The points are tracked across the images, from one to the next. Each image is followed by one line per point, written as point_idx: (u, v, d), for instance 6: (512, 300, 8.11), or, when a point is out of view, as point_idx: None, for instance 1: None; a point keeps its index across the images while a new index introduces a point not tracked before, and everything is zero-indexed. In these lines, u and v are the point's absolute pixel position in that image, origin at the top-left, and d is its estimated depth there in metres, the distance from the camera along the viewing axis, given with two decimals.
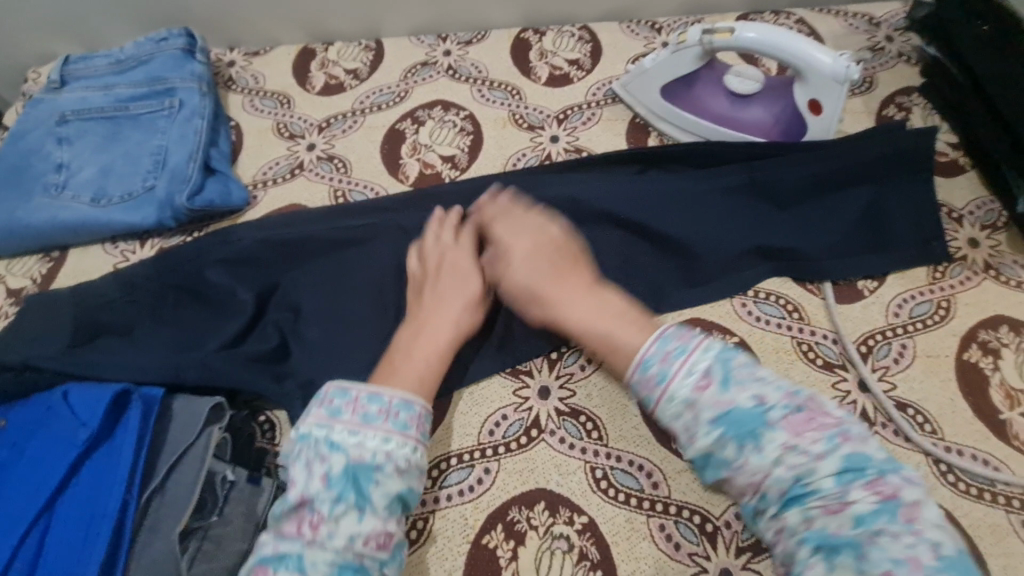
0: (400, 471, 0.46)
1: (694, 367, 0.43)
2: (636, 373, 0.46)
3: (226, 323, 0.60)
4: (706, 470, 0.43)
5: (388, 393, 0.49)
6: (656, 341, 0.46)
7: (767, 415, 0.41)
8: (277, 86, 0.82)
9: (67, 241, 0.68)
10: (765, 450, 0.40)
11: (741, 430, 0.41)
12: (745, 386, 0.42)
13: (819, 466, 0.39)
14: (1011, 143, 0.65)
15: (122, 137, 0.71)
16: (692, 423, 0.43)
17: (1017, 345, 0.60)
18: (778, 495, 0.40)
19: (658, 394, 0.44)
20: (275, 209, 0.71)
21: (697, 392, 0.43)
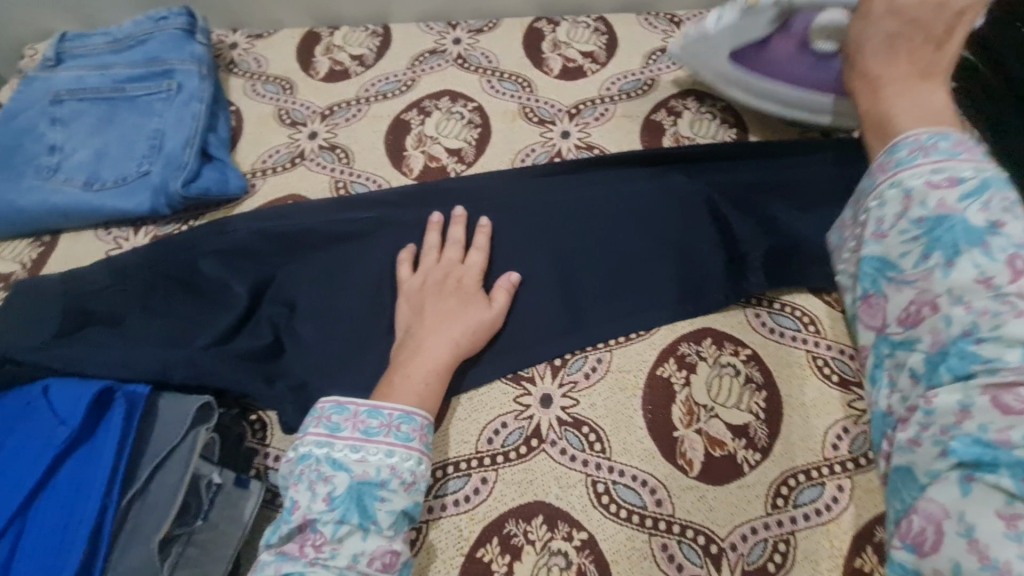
0: (406, 487, 0.45)
1: (946, 169, 0.35)
2: (889, 154, 0.38)
3: (219, 318, 0.58)
4: (870, 279, 0.38)
5: (388, 406, 0.48)
6: (923, 134, 0.37)
7: (981, 232, 0.33)
8: (280, 70, 0.79)
9: (57, 225, 0.66)
10: (954, 287, 0.33)
11: (942, 238, 0.34)
12: (988, 205, 0.33)
13: (1014, 326, 0.30)
14: None
15: (118, 120, 0.69)
16: (893, 218, 0.36)
17: None
18: (932, 342, 0.33)
19: (937, 189, 0.35)
20: (274, 199, 0.68)
21: (928, 187, 0.35)
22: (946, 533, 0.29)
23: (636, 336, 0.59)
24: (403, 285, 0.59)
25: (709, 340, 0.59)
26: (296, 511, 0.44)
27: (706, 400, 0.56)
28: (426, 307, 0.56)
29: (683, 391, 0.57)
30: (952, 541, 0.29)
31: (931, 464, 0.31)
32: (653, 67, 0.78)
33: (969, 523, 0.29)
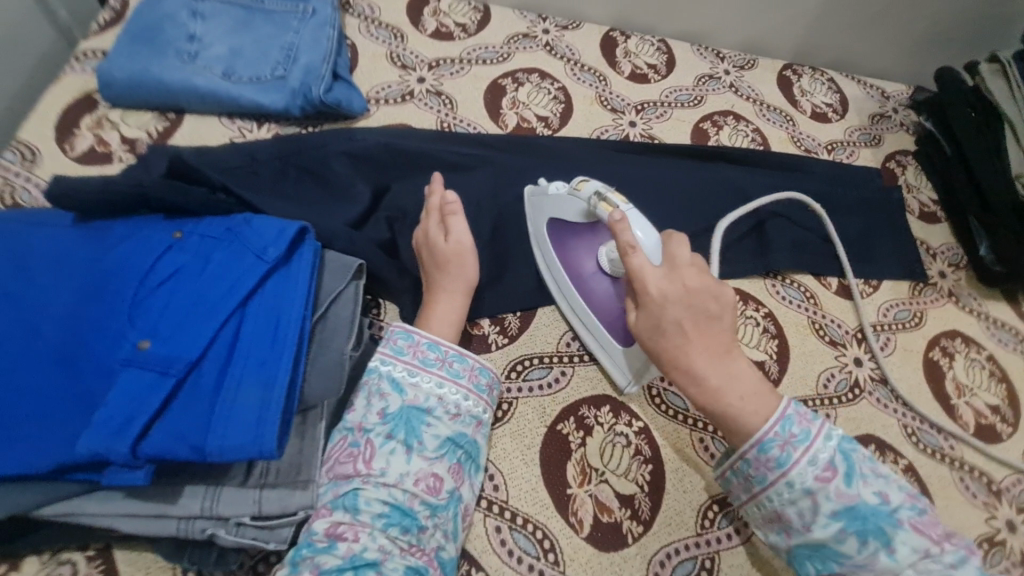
0: (870, 486, 0.47)
1: (818, 457, 0.47)
2: (751, 454, 0.48)
3: (346, 208, 0.67)
4: (811, 562, 0.48)
5: (446, 342, 0.53)
6: (778, 423, 0.48)
7: (889, 513, 0.46)
8: (392, 20, 0.89)
9: (188, 105, 0.71)
10: (896, 554, 0.45)
11: (867, 526, 0.45)
12: (866, 482, 0.47)
13: (899, 542, 0.45)
14: (980, 202, 0.83)
15: (254, 27, 0.75)
16: (810, 512, 0.47)
17: (966, 353, 0.77)
18: (855, 564, 0.46)
19: (774, 480, 0.48)
20: (387, 124, 0.78)
21: (817, 481, 0.46)
22: None
23: None
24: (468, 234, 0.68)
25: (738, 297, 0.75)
26: (351, 424, 0.49)
27: None
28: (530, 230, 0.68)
29: None
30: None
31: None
32: (702, 87, 0.95)
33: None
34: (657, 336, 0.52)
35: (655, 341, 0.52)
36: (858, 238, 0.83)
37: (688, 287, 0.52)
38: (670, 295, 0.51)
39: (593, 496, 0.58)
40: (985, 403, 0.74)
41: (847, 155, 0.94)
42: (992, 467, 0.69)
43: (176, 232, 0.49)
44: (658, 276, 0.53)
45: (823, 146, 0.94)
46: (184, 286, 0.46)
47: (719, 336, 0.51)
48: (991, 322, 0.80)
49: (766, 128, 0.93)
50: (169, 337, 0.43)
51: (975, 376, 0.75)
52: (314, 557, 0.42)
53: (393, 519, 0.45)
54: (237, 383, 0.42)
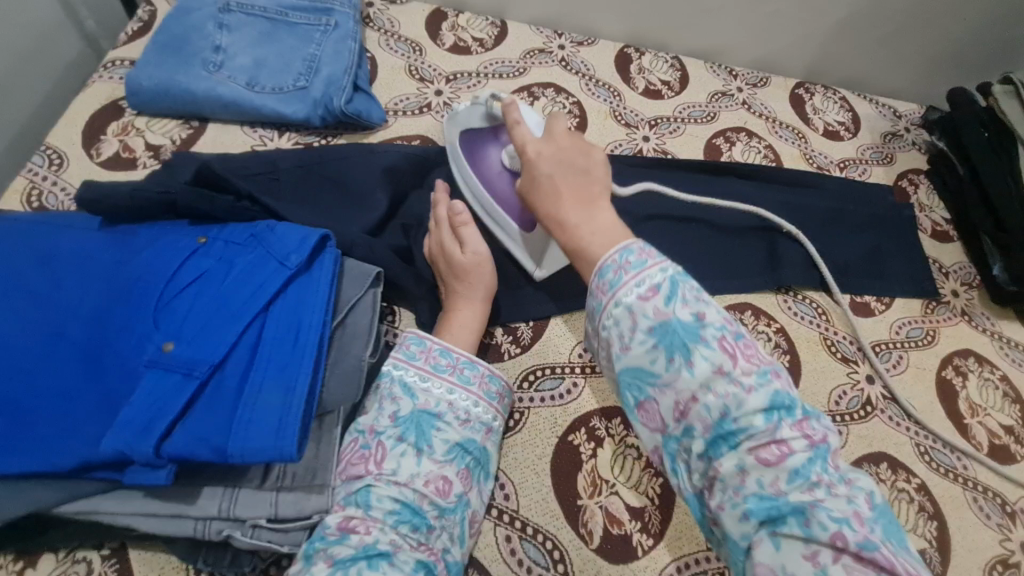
0: (689, 306, 0.45)
1: (645, 280, 0.45)
2: (593, 279, 0.47)
3: (364, 216, 0.68)
4: (634, 389, 0.46)
5: (457, 349, 0.53)
6: (619, 252, 0.47)
7: (702, 328, 0.44)
8: (411, 34, 0.91)
9: (212, 114, 0.73)
10: (695, 367, 0.43)
11: (675, 342, 0.44)
12: (686, 302, 0.45)
13: (750, 402, 0.42)
14: (993, 221, 0.83)
15: (277, 39, 0.78)
16: (628, 331, 0.45)
17: (979, 373, 0.77)
18: (704, 429, 0.43)
19: (605, 300, 0.46)
20: (404, 136, 0.79)
21: (641, 301, 0.45)
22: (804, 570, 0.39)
23: None
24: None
25: (750, 312, 0.75)
26: (364, 425, 0.49)
27: None
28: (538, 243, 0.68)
29: None
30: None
31: (742, 528, 0.42)
32: (715, 103, 0.96)
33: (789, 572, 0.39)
34: (576, 210, 0.51)
35: (534, 199, 0.54)
36: (871, 255, 0.83)
37: (557, 143, 0.55)
38: (547, 149, 0.55)
39: (604, 508, 0.58)
40: (999, 423, 0.73)
41: (860, 172, 0.94)
42: (1007, 489, 0.68)
43: (200, 238, 0.51)
44: (536, 138, 0.56)
45: (836, 163, 0.94)
46: (208, 289, 0.47)
47: (588, 186, 0.53)
48: (1005, 342, 0.80)
49: (779, 144, 0.94)
50: (194, 339, 0.44)
51: (988, 397, 0.75)
52: (326, 550, 0.42)
53: (404, 517, 0.45)
54: (258, 386, 0.43)
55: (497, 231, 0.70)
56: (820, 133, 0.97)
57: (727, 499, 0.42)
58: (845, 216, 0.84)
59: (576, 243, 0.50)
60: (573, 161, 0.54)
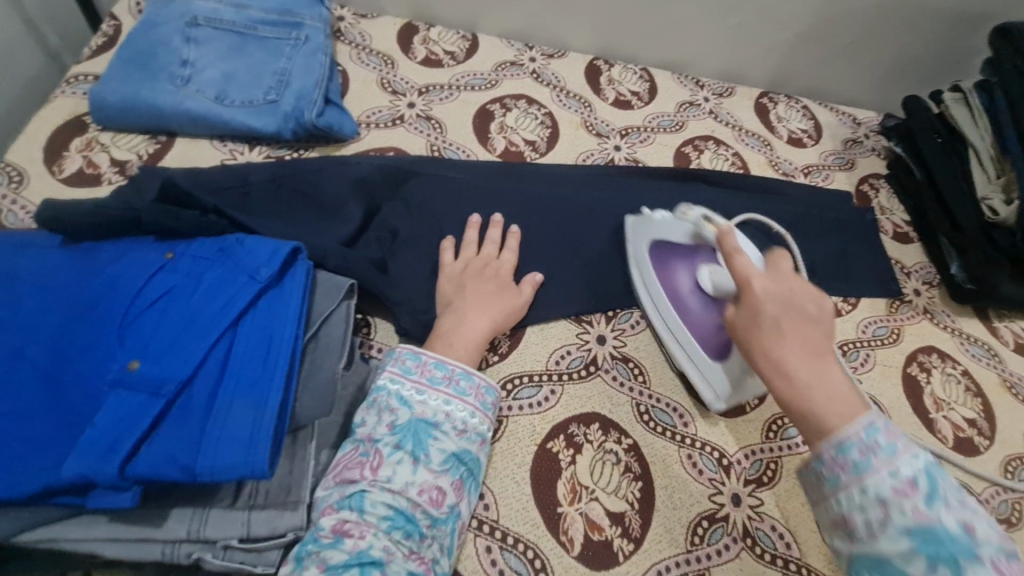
0: (863, 395, 0.45)
1: (826, 363, 0.46)
2: (766, 352, 0.48)
3: (337, 227, 0.68)
4: (808, 454, 0.45)
5: (453, 361, 0.53)
6: (798, 335, 0.47)
7: (971, 542, 0.39)
8: (382, 48, 0.91)
9: (179, 128, 0.72)
10: (868, 441, 0.43)
11: (939, 550, 0.39)
12: (949, 506, 0.41)
13: (1015, 559, 0.38)
14: (949, 222, 0.86)
15: (247, 53, 0.77)
16: (879, 521, 0.41)
17: (942, 368, 0.79)
18: (877, 493, 0.41)
19: (781, 372, 0.47)
20: (377, 148, 0.79)
21: (898, 494, 0.41)
22: None
23: None
24: (446, 267, 0.67)
25: None
26: (361, 434, 0.49)
27: None
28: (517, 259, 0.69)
29: None
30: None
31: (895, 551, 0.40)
32: (683, 113, 0.99)
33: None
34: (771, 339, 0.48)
35: (754, 341, 0.50)
36: (836, 257, 0.86)
37: (794, 289, 0.51)
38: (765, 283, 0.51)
39: (584, 515, 0.58)
40: (963, 417, 0.75)
41: (823, 177, 0.98)
42: (972, 480, 0.70)
43: (167, 253, 0.50)
44: (763, 275, 0.52)
45: (800, 170, 0.98)
46: (175, 306, 0.46)
47: (810, 329, 0.49)
48: (964, 337, 0.83)
49: (746, 152, 0.96)
50: (160, 356, 0.43)
51: (952, 391, 0.77)
52: (320, 553, 0.42)
53: (397, 523, 0.45)
54: (228, 403, 0.42)
55: (676, 345, 0.67)
56: (784, 142, 1.01)
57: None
58: (810, 220, 0.87)
59: (780, 358, 0.47)
60: (799, 302, 0.50)
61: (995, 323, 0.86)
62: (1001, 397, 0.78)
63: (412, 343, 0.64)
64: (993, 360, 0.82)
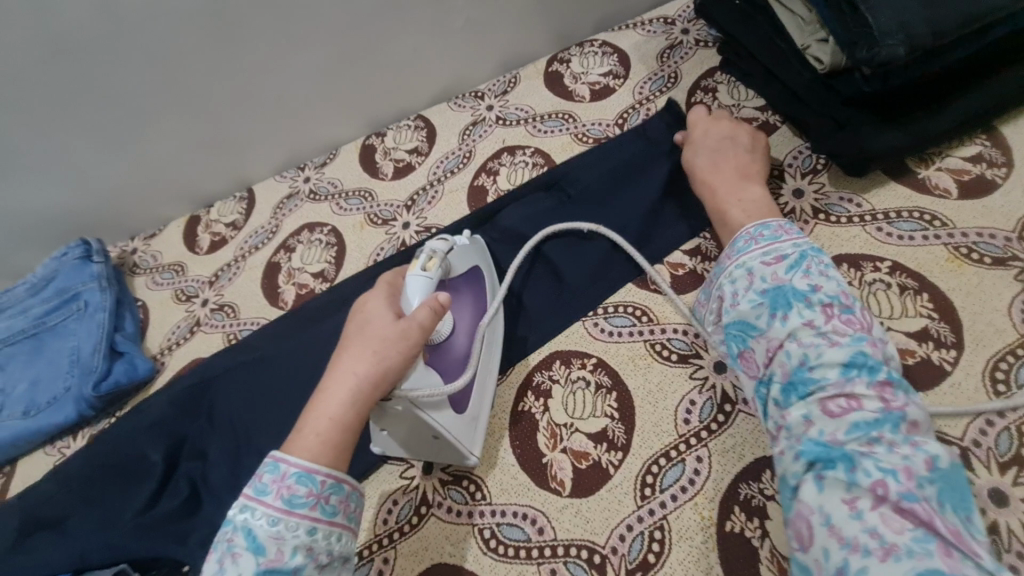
0: (807, 278, 0.47)
1: (771, 250, 0.50)
2: (732, 242, 0.54)
3: (141, 488, 0.66)
4: (735, 341, 0.50)
5: (322, 471, 0.42)
6: (756, 227, 0.53)
7: (805, 296, 0.46)
8: (173, 257, 0.92)
9: (13, 454, 0.76)
10: (789, 322, 0.46)
11: (781, 301, 0.47)
12: (806, 274, 0.47)
13: (830, 353, 0.43)
14: (790, 94, 0.67)
15: (43, 351, 0.81)
16: (744, 290, 0.50)
17: (861, 280, 0.60)
18: (783, 376, 0.45)
19: (727, 264, 0.52)
20: (180, 369, 0.79)
21: (762, 266, 0.50)
22: (813, 525, 0.39)
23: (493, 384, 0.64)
24: None
25: (558, 362, 0.64)
26: None
27: (565, 418, 0.60)
28: None
29: (544, 417, 0.61)
30: (819, 531, 0.38)
31: (793, 468, 0.41)
32: (468, 140, 0.88)
33: (826, 513, 0.38)
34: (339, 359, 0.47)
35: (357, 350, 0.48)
36: (675, 212, 0.69)
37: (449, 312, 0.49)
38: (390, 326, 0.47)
39: None
40: (906, 334, 0.55)
41: (644, 116, 0.81)
42: (944, 421, 0.51)
43: None
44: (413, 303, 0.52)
45: (614, 123, 0.82)
46: None
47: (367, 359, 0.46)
48: (882, 219, 0.62)
49: (545, 143, 0.83)
50: None
51: (881, 305, 0.57)
52: None
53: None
54: None
55: None
56: (588, 101, 0.86)
57: (782, 454, 0.43)
58: (630, 187, 0.73)
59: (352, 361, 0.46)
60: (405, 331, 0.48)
61: (921, 175, 0.64)
62: (954, 276, 0.57)
63: None
64: (931, 229, 0.60)
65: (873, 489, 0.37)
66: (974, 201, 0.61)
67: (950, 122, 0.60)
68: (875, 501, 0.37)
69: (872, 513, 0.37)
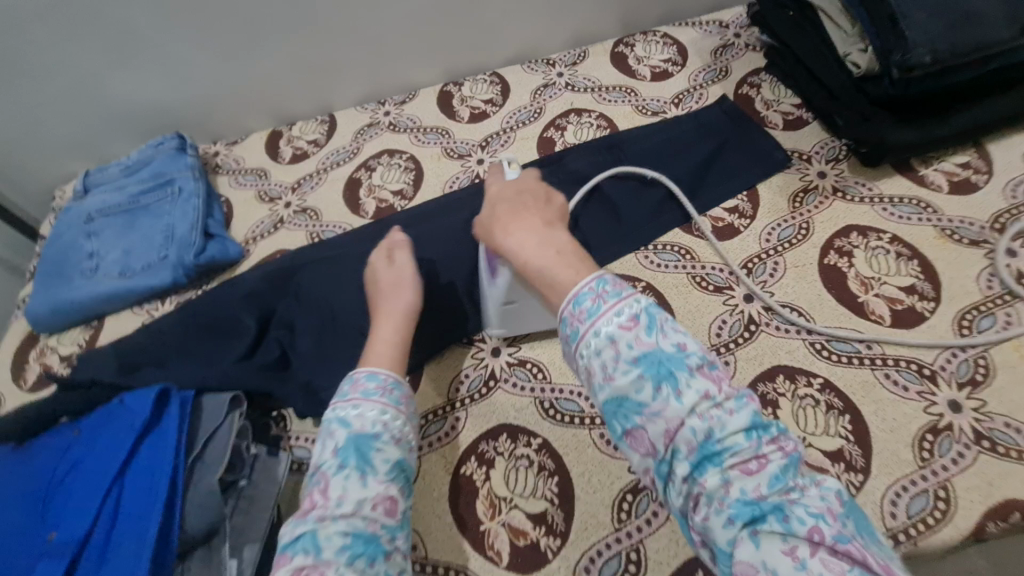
0: (669, 338, 0.43)
1: (625, 310, 0.44)
2: (568, 308, 0.46)
3: (236, 343, 0.75)
4: (620, 420, 0.43)
5: (384, 372, 0.58)
6: (594, 281, 0.46)
7: (688, 365, 0.42)
8: (255, 163, 1.01)
9: (102, 311, 0.84)
10: (683, 398, 0.41)
11: (661, 372, 0.42)
12: (667, 335, 0.43)
13: (731, 421, 0.40)
14: (827, 93, 0.81)
15: (136, 224, 0.88)
16: (613, 361, 0.43)
17: (866, 245, 0.74)
18: (689, 452, 0.40)
19: (582, 327, 0.45)
20: (265, 257, 0.88)
21: (621, 331, 0.43)
22: None
23: None
24: None
25: None
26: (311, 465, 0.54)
27: None
28: None
29: None
30: None
31: (726, 531, 0.38)
32: (539, 98, 1.00)
33: (772, 567, 0.35)
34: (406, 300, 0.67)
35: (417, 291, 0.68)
36: (719, 178, 0.83)
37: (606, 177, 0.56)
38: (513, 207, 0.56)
39: (507, 525, 0.61)
40: (898, 287, 0.70)
41: (697, 99, 0.94)
42: (920, 351, 0.65)
43: (75, 430, 0.59)
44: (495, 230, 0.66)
45: (671, 101, 0.95)
46: (78, 475, 0.55)
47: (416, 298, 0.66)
48: (887, 201, 0.77)
49: (609, 109, 0.96)
50: (69, 522, 0.52)
51: (881, 264, 0.72)
52: None
53: (357, 551, 0.47)
54: (121, 543, 0.51)
55: None
56: (649, 80, 0.99)
57: (709, 523, 0.39)
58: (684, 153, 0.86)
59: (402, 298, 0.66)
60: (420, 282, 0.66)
61: (920, 172, 0.79)
62: (939, 248, 0.72)
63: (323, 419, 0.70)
64: (925, 213, 0.75)
65: (809, 535, 0.36)
66: (960, 197, 0.76)
67: (950, 131, 0.75)
68: (813, 546, 0.36)
69: (813, 560, 0.35)
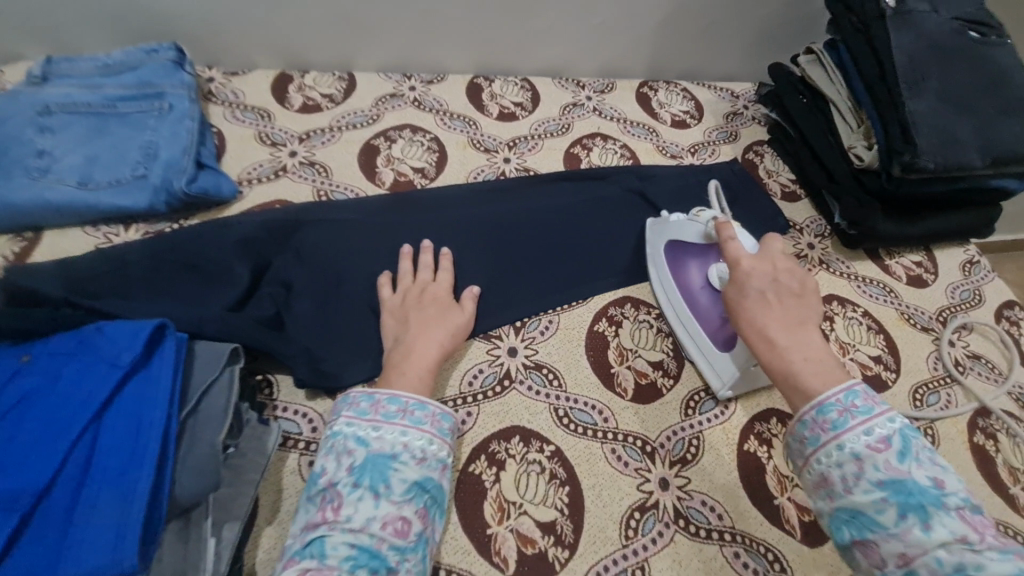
0: (924, 469, 0.47)
1: (875, 429, 0.49)
2: (809, 415, 0.52)
3: (224, 292, 0.66)
4: (848, 527, 0.48)
5: (405, 394, 0.56)
6: (842, 393, 0.52)
7: (942, 502, 0.45)
8: (257, 101, 0.91)
9: (44, 222, 0.70)
10: (933, 530, 0.43)
11: (910, 502, 0.45)
12: (921, 464, 0.47)
13: (992, 562, 0.40)
14: (827, 175, 0.92)
15: (107, 132, 0.75)
16: (853, 476, 0.48)
17: (844, 314, 0.83)
18: (925, 572, 0.42)
19: (824, 437, 0.51)
20: (260, 204, 0.79)
21: (869, 449, 0.49)
22: None
23: (576, 305, 0.77)
24: (386, 302, 0.68)
25: (629, 304, 0.78)
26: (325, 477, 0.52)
27: (631, 345, 0.74)
28: (411, 317, 0.66)
29: (615, 340, 0.74)
30: None
31: None
32: (568, 115, 1.02)
33: None
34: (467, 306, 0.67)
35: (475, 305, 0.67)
36: None
37: (779, 265, 0.64)
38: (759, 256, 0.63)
39: (515, 531, 0.58)
40: (868, 355, 0.79)
41: (710, 153, 1.02)
42: None
43: (25, 356, 0.49)
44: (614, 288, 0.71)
45: (687, 150, 1.02)
46: (31, 413, 0.45)
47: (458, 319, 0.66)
48: (861, 280, 0.88)
49: (632, 142, 1.00)
50: (16, 468, 0.42)
51: (855, 333, 0.81)
52: None
53: (361, 564, 0.46)
54: (93, 503, 0.43)
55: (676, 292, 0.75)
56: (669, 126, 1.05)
57: None
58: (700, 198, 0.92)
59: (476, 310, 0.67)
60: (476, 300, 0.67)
61: (886, 261, 0.91)
62: (900, 329, 0.83)
63: (318, 393, 0.64)
64: (889, 296, 0.87)
65: None
66: (915, 289, 0.89)
67: (917, 232, 0.88)
68: None
69: None
